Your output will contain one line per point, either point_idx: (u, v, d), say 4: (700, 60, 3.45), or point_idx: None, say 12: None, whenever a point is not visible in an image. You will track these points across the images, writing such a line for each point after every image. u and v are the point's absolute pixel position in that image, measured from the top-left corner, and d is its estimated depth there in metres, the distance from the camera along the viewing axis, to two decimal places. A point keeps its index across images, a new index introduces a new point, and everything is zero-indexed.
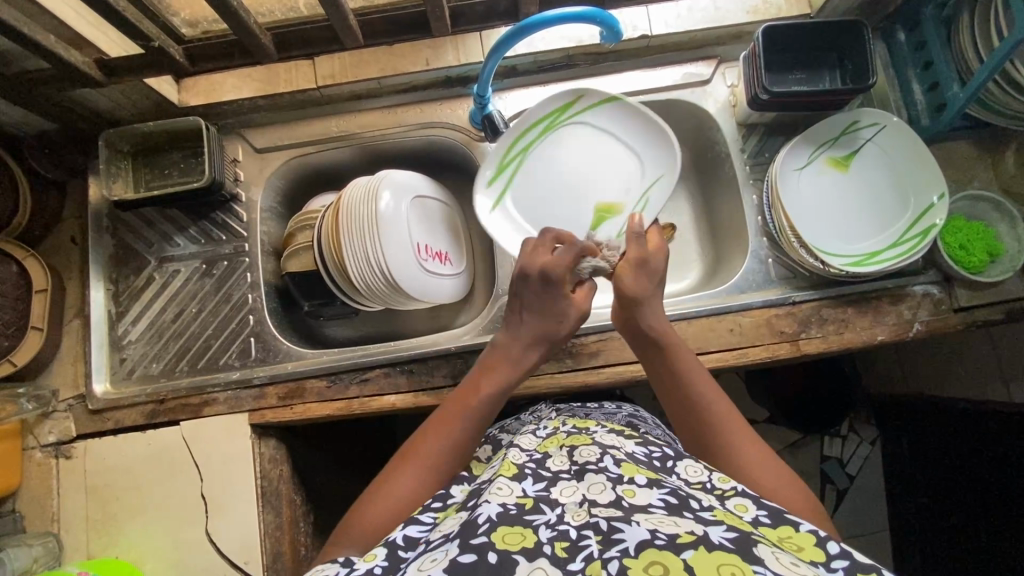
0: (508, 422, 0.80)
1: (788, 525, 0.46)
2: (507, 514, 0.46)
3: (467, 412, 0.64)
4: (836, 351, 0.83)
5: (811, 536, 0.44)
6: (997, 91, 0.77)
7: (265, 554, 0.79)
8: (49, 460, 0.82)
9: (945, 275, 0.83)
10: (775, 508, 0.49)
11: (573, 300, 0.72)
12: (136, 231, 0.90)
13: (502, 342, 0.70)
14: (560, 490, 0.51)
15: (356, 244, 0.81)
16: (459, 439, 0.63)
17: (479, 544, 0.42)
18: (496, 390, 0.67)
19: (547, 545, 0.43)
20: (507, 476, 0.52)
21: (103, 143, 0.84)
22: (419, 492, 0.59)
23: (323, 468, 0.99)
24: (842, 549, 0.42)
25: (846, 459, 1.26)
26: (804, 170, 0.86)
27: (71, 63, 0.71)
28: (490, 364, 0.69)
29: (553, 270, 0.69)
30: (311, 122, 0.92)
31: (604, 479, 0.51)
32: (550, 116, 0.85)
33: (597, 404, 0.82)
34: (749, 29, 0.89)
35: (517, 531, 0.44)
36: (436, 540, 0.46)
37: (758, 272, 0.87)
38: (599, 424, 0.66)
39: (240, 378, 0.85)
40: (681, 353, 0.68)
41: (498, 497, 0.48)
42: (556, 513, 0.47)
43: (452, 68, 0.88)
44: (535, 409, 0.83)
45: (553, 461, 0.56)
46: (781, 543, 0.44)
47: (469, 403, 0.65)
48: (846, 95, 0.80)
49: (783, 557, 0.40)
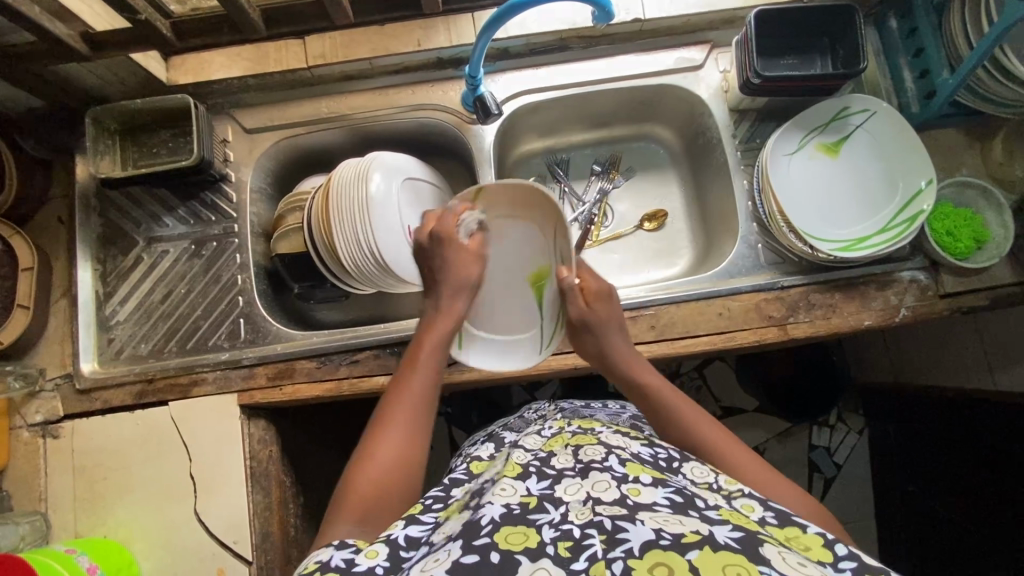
0: (510, 420, 0.81)
1: (795, 525, 0.46)
2: (511, 515, 0.46)
3: (423, 368, 0.65)
4: (823, 336, 0.83)
5: (818, 538, 0.44)
6: (986, 78, 0.78)
7: (255, 534, 0.79)
8: (36, 439, 0.82)
9: (932, 261, 0.83)
10: (783, 510, 0.48)
11: (471, 253, 0.71)
12: (124, 211, 0.90)
13: (453, 281, 0.69)
14: (565, 488, 0.50)
15: (346, 225, 0.81)
16: (422, 397, 0.63)
17: (482, 545, 0.43)
18: (444, 336, 0.68)
19: (550, 545, 0.43)
20: (511, 476, 0.52)
21: (90, 119, 0.83)
22: (405, 450, 0.60)
23: (312, 451, 0.99)
24: (850, 552, 0.42)
25: (833, 448, 1.28)
26: (795, 156, 0.87)
27: (58, 37, 0.70)
28: (443, 310, 0.69)
29: (443, 230, 0.70)
30: (301, 103, 0.91)
31: (608, 478, 0.50)
32: None
33: (601, 404, 0.83)
34: (742, 14, 0.89)
35: (520, 530, 0.44)
36: (437, 542, 0.46)
37: (748, 257, 0.87)
38: (604, 425, 0.67)
39: (229, 358, 0.85)
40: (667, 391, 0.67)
41: (501, 497, 0.48)
42: (559, 512, 0.47)
43: (444, 50, 0.88)
44: (537, 408, 0.84)
45: (556, 459, 0.56)
46: (788, 541, 0.44)
47: (422, 359, 0.66)
48: (836, 80, 0.80)
49: (789, 556, 0.40)
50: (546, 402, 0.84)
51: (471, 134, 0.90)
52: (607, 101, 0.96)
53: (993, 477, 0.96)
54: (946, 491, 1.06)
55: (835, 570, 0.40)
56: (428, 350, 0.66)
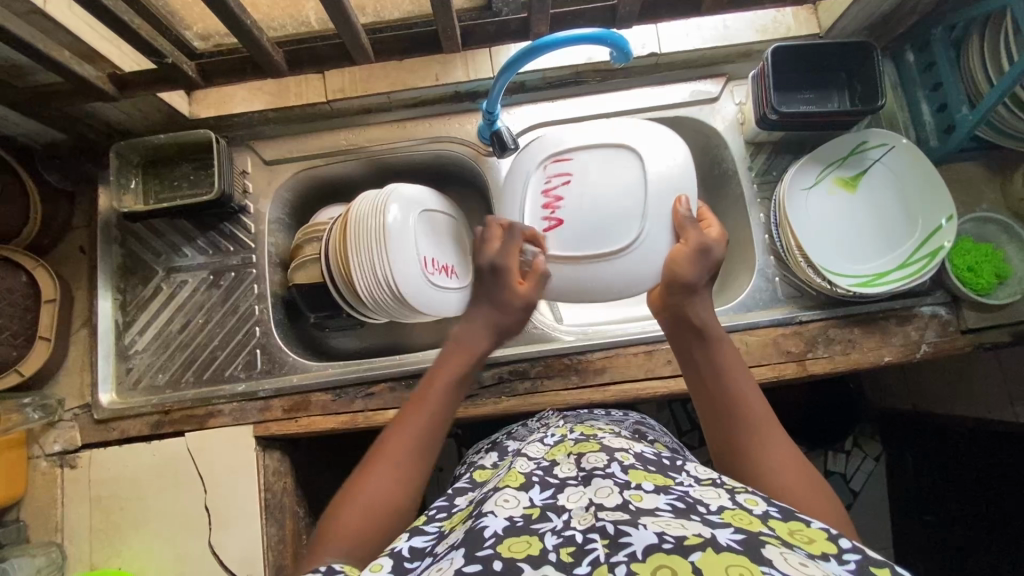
0: (514, 430, 0.79)
1: (799, 521, 0.44)
2: (514, 527, 0.45)
3: (425, 410, 0.63)
4: (842, 371, 0.82)
5: (822, 532, 0.42)
6: (1005, 113, 0.77)
7: (268, 567, 0.79)
8: (54, 469, 0.83)
9: (953, 296, 0.82)
10: (788, 507, 0.46)
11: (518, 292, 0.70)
12: (144, 241, 0.91)
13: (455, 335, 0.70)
14: (568, 497, 0.49)
15: (364, 260, 0.81)
16: (428, 435, 0.61)
17: (486, 556, 0.41)
18: (447, 388, 0.65)
19: (552, 552, 0.42)
20: (513, 486, 0.51)
21: (115, 155, 0.85)
22: (397, 483, 0.57)
23: (324, 479, 0.99)
24: (855, 544, 0.40)
25: (849, 475, 1.22)
26: (812, 191, 0.86)
27: (83, 77, 0.71)
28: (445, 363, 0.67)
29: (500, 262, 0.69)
30: (320, 135, 0.92)
31: (611, 484, 0.49)
32: (537, 222, 0.71)
33: (603, 412, 0.79)
34: (758, 48, 0.90)
35: (523, 540, 0.43)
36: (442, 552, 0.45)
37: (765, 291, 0.87)
38: (608, 432, 0.64)
39: (245, 390, 0.85)
40: (726, 349, 0.64)
41: (504, 509, 0.47)
42: (563, 519, 0.46)
43: (462, 84, 0.89)
44: (541, 415, 0.81)
45: (560, 469, 0.55)
46: (790, 536, 0.42)
47: (426, 399, 0.64)
48: (854, 117, 0.80)
49: (792, 556, 0.38)
50: (552, 411, 0.81)
51: (487, 166, 0.91)
52: None
53: None
54: (966, 524, 1.04)
55: (839, 562, 0.39)
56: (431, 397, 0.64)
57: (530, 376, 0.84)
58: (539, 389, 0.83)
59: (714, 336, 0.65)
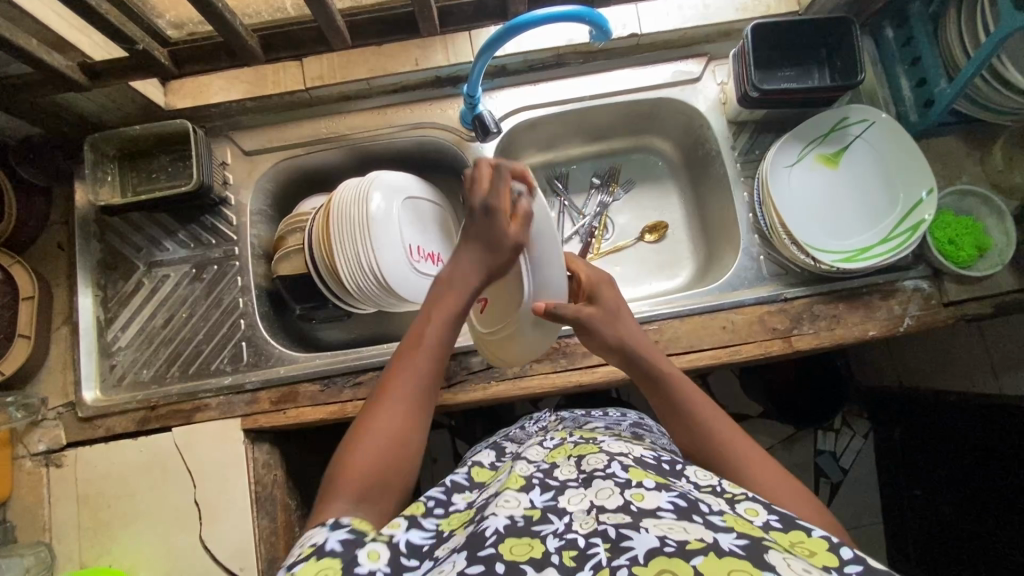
0: (511, 431, 0.79)
1: (800, 529, 0.44)
2: (515, 526, 0.45)
3: (425, 351, 0.61)
4: (827, 347, 0.83)
5: (823, 542, 0.42)
6: (984, 87, 0.77)
7: (261, 559, 0.79)
8: (39, 469, 0.81)
9: (935, 269, 0.83)
10: (788, 513, 0.46)
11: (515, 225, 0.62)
12: (124, 235, 0.89)
13: (446, 275, 0.65)
14: (569, 498, 0.49)
15: (347, 247, 0.80)
16: (429, 373, 0.60)
17: (487, 555, 0.41)
18: (445, 327, 0.63)
19: (554, 555, 0.42)
20: (514, 488, 0.50)
21: (89, 147, 0.84)
22: (402, 421, 0.57)
23: (316, 471, 0.98)
24: (856, 554, 0.40)
25: (839, 452, 1.24)
26: (795, 168, 0.87)
27: (54, 67, 0.70)
28: (441, 303, 0.64)
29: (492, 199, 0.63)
30: (300, 123, 0.91)
31: (611, 484, 0.48)
32: None
33: (602, 411, 0.80)
34: (739, 26, 0.89)
35: (525, 541, 0.43)
36: (442, 555, 0.45)
37: (751, 269, 0.87)
38: (608, 435, 0.64)
39: (232, 383, 0.85)
40: (683, 387, 0.63)
41: (504, 509, 0.47)
42: (564, 522, 0.46)
43: (441, 69, 0.88)
44: (538, 416, 0.82)
45: (560, 471, 0.54)
46: (792, 547, 0.42)
47: (425, 341, 0.62)
48: (834, 92, 0.80)
49: (795, 562, 0.38)
50: (547, 411, 0.82)
51: (470, 152, 0.90)
52: (605, 116, 0.96)
53: (1002, 484, 0.94)
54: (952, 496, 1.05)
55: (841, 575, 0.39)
56: (428, 337, 0.61)
57: (519, 360, 0.84)
58: (528, 373, 0.83)
59: (665, 377, 0.65)
